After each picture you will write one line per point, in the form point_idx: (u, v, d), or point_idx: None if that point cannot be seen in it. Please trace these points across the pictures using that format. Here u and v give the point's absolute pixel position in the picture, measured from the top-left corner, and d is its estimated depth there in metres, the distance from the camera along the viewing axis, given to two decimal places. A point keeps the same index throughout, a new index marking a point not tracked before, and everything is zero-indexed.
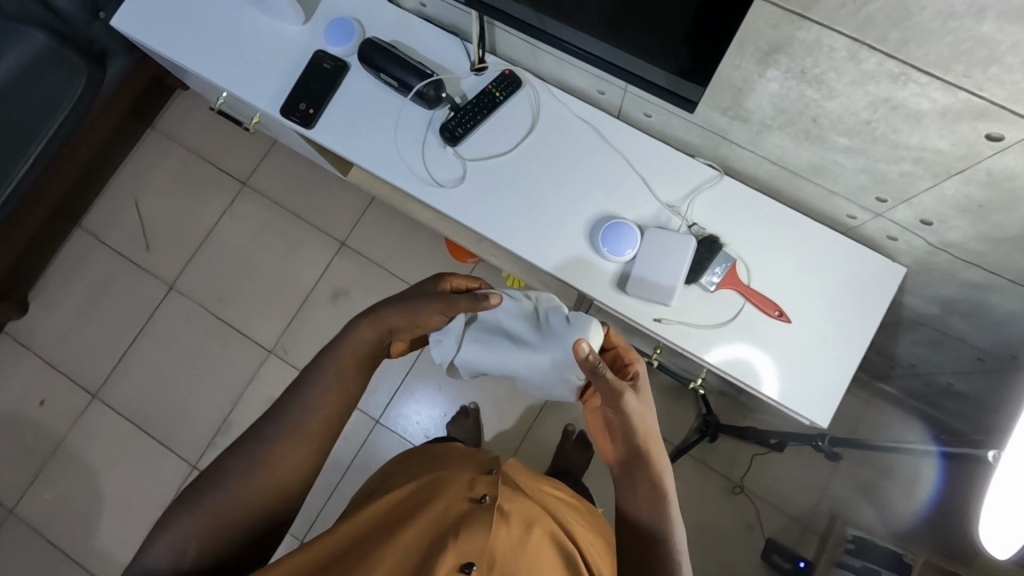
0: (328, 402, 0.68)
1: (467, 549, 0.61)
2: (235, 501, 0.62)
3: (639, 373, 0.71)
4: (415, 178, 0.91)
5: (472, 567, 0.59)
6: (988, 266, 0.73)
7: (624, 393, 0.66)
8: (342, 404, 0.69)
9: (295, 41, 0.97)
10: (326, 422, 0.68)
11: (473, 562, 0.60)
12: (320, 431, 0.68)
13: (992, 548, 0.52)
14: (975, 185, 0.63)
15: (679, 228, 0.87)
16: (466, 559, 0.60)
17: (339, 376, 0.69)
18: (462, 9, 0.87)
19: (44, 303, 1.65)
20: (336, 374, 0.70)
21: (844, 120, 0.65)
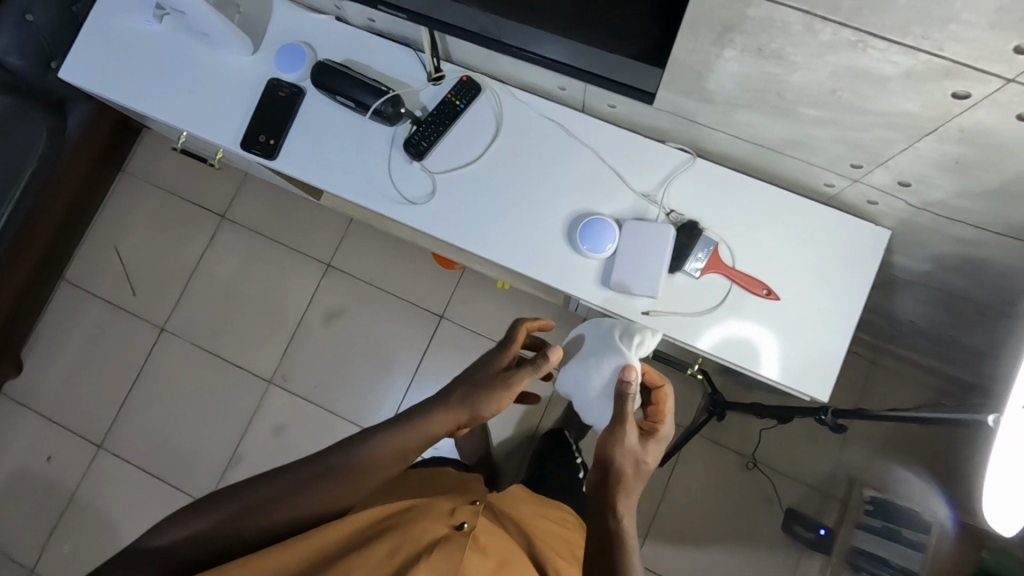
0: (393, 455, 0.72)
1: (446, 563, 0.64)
2: (264, 506, 0.66)
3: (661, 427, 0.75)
4: (384, 198, 0.89)
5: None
6: (975, 222, 0.72)
7: (626, 424, 0.71)
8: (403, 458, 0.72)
9: (248, 73, 0.94)
10: (369, 479, 0.70)
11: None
12: (360, 486, 0.70)
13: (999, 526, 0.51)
14: (950, 143, 0.61)
15: (657, 217, 0.85)
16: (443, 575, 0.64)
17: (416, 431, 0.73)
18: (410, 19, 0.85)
19: (40, 360, 1.64)
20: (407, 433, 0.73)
21: (810, 92, 0.62)
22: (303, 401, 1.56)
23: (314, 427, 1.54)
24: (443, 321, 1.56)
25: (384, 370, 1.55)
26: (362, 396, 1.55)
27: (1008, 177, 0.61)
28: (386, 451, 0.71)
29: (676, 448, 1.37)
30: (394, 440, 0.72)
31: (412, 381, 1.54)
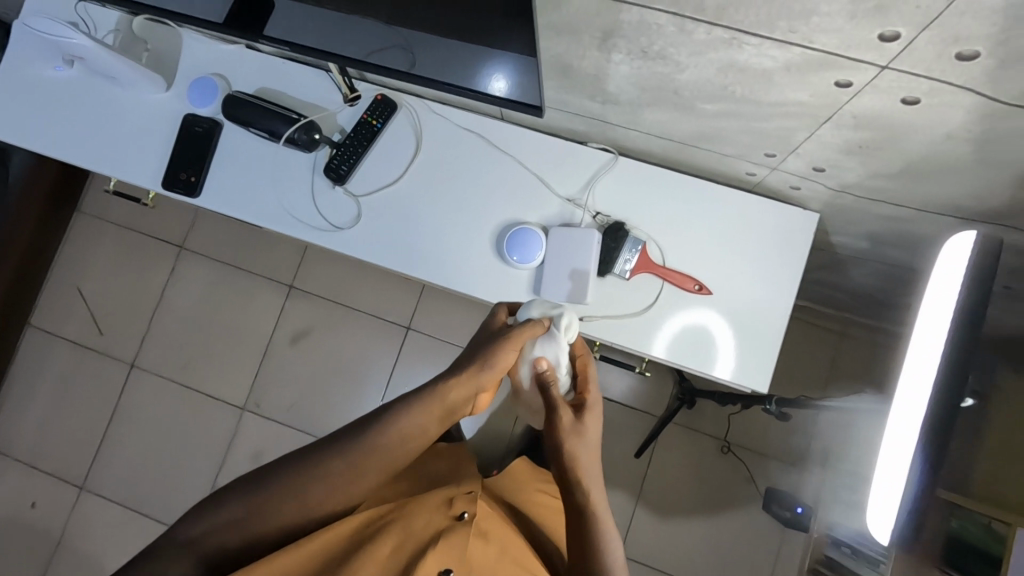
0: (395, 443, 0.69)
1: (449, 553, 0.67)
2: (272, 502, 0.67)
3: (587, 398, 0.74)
4: (310, 226, 0.88)
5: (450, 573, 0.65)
6: (894, 200, 0.70)
7: (556, 411, 0.71)
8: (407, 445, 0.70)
9: (163, 111, 0.93)
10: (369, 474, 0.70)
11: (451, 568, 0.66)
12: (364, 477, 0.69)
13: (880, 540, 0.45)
14: (848, 129, 0.59)
15: (583, 220, 0.84)
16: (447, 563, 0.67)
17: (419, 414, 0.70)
18: None
19: (15, 408, 1.64)
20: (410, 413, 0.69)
21: (703, 89, 0.61)
22: (277, 425, 1.55)
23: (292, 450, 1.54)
24: (409, 332, 1.55)
25: (356, 385, 1.55)
26: (337, 415, 1.54)
27: (911, 157, 0.60)
28: (392, 439, 0.69)
29: (650, 439, 1.37)
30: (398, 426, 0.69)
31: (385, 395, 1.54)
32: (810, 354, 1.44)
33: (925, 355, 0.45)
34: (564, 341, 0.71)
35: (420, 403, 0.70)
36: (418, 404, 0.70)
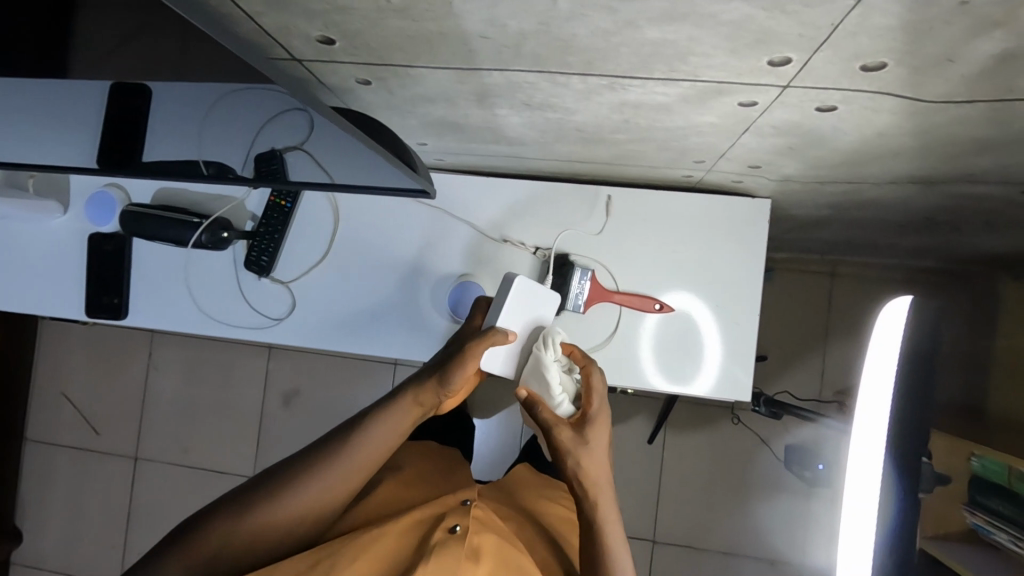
0: (361, 466, 0.69)
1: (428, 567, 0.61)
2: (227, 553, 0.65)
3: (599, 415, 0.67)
4: (247, 325, 0.83)
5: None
6: (844, 180, 0.64)
7: (557, 428, 0.66)
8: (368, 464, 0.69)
9: (67, 236, 0.88)
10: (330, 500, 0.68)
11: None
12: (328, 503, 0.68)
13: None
14: (771, 136, 0.53)
15: (524, 258, 0.79)
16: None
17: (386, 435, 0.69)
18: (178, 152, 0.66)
19: (35, 524, 1.65)
20: (373, 438, 0.68)
21: (604, 124, 0.54)
22: None
23: None
24: (398, 367, 1.51)
25: None
26: None
27: (845, 150, 0.53)
28: (359, 454, 0.68)
29: (659, 425, 1.34)
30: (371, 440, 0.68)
31: None
32: (803, 303, 1.39)
33: (872, 436, 0.36)
34: (552, 360, 0.67)
35: (389, 412, 0.69)
36: (382, 425, 0.69)
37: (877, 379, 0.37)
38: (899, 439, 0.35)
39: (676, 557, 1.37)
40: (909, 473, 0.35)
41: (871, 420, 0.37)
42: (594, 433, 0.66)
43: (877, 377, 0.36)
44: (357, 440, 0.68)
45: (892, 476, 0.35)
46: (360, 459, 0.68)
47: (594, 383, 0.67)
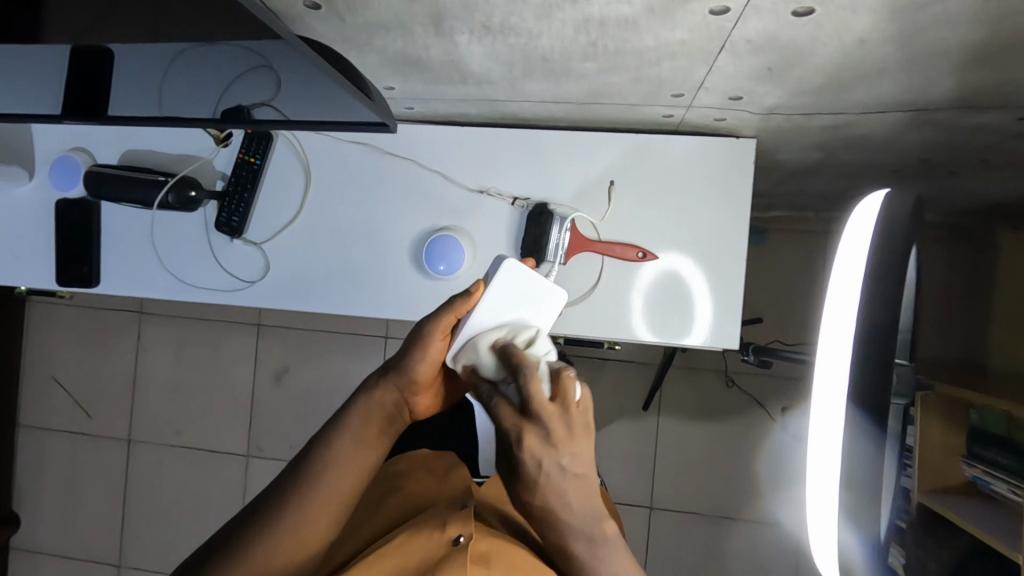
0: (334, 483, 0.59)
1: None
2: None
3: (542, 429, 0.46)
4: (221, 288, 0.81)
5: None
6: (828, 110, 0.61)
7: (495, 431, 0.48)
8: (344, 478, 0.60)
9: (32, 203, 0.85)
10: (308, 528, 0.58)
11: None
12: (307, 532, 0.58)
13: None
14: (747, 55, 0.50)
15: (502, 209, 0.76)
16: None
17: (358, 441, 0.61)
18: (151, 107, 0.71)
19: (32, 508, 1.65)
20: (340, 447, 0.60)
21: (571, 49, 0.52)
22: (282, 463, 1.52)
23: None
24: (388, 341, 1.49)
25: None
26: None
27: (825, 69, 0.50)
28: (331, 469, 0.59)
29: (653, 390, 1.33)
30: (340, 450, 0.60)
31: None
32: (799, 263, 1.36)
33: (834, 361, 0.34)
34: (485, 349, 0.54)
35: (357, 411, 0.62)
36: (351, 428, 0.61)
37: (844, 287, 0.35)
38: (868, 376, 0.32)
39: (672, 521, 1.37)
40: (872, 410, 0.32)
41: (834, 339, 0.34)
42: (529, 433, 0.46)
43: (839, 286, 0.34)
44: (324, 452, 0.60)
45: (856, 418, 0.32)
46: (332, 474, 0.59)
47: (530, 380, 0.46)
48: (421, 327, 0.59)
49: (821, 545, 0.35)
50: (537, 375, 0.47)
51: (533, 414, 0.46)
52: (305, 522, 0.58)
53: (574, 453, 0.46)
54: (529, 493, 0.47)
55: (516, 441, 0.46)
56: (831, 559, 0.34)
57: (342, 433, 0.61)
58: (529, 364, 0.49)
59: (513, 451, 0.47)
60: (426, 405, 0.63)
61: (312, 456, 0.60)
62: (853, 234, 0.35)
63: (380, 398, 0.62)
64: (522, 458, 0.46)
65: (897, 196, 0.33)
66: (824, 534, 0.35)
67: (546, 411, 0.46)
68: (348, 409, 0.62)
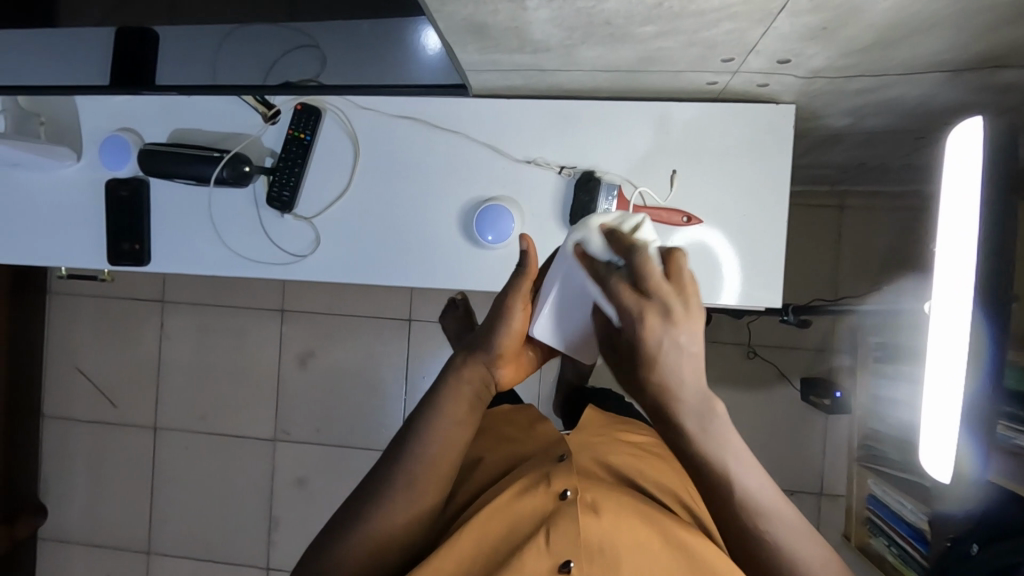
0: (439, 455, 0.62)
1: (560, 547, 0.60)
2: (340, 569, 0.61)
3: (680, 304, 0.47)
4: (275, 263, 0.83)
5: (571, 564, 0.59)
6: (869, 73, 0.64)
7: (642, 311, 0.48)
8: (449, 454, 0.63)
9: (81, 183, 0.86)
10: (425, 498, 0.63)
11: (571, 559, 0.59)
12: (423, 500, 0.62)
13: (942, 460, 0.40)
14: (805, 15, 0.52)
15: (550, 179, 0.79)
16: (561, 557, 0.59)
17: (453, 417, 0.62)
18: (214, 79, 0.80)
19: (59, 499, 1.66)
20: (438, 423, 0.62)
21: (635, 12, 0.54)
22: (311, 446, 1.54)
23: (334, 470, 1.53)
24: (413, 323, 1.51)
25: (375, 388, 1.52)
26: (365, 424, 1.52)
27: (879, 26, 0.53)
28: (430, 445, 0.62)
29: None
30: (436, 426, 0.62)
31: (408, 391, 1.50)
32: (817, 236, 1.39)
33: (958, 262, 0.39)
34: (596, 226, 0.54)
35: (447, 389, 0.62)
36: (444, 405, 0.62)
37: (965, 208, 0.39)
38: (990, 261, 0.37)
39: None
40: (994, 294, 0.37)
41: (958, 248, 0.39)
42: (650, 312, 0.48)
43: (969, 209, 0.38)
44: (424, 430, 0.62)
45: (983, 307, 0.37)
46: (435, 450, 0.62)
47: (650, 258, 0.48)
48: (503, 300, 0.60)
49: (936, 424, 0.40)
50: (671, 253, 0.49)
51: (649, 290, 0.48)
52: (415, 496, 0.62)
53: (692, 329, 0.48)
54: (646, 370, 0.49)
55: (637, 317, 0.48)
56: (947, 434, 0.39)
57: (439, 413, 0.62)
58: (643, 246, 0.50)
59: (634, 327, 0.48)
60: (512, 376, 0.64)
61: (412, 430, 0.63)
62: (971, 167, 0.39)
63: (469, 375, 0.63)
64: (646, 335, 0.48)
65: (988, 124, 0.38)
66: (941, 413, 0.40)
67: (663, 287, 0.47)
68: (438, 386, 0.63)
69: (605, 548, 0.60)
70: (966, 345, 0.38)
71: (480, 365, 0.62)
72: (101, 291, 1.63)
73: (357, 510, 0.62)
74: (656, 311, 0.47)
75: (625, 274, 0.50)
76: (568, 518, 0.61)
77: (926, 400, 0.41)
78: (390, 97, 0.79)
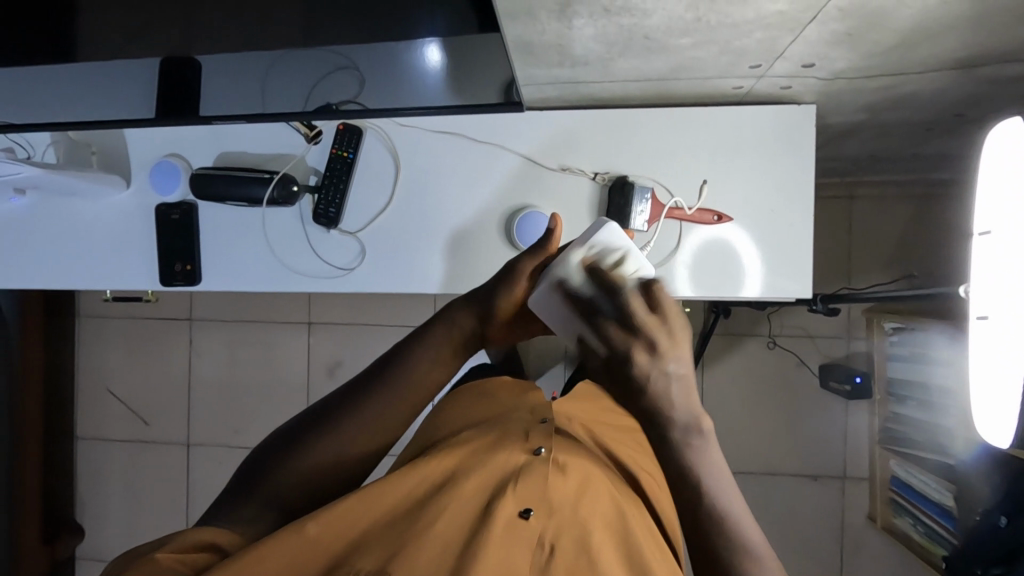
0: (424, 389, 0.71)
1: (526, 494, 0.68)
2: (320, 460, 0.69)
3: (661, 340, 0.56)
4: (321, 277, 0.86)
5: (531, 511, 0.67)
6: (889, 72, 0.68)
7: (631, 350, 0.57)
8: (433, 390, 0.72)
9: (131, 210, 0.90)
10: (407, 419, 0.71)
11: (531, 507, 0.67)
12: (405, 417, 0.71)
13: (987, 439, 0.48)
14: (834, 23, 0.56)
15: (585, 184, 0.83)
16: (523, 505, 0.67)
17: (445, 361, 0.71)
18: (259, 104, 0.83)
19: (95, 518, 1.69)
20: (431, 355, 0.71)
21: (676, 26, 0.58)
22: None
23: None
24: None
25: None
26: None
27: (902, 29, 0.57)
28: (417, 376, 0.71)
29: (699, 356, 1.39)
30: (427, 363, 0.71)
31: None
32: (829, 227, 1.43)
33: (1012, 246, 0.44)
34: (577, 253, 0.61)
35: (439, 334, 0.71)
36: (437, 341, 0.71)
37: None
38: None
39: None
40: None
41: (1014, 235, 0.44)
42: (638, 348, 0.57)
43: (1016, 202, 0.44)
44: (417, 361, 0.71)
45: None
46: (423, 384, 0.71)
47: (634, 297, 0.57)
48: (515, 265, 0.67)
49: (984, 409, 0.48)
50: (660, 288, 0.57)
51: (638, 328, 0.56)
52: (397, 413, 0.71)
53: (679, 358, 0.57)
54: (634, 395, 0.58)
55: (625, 353, 0.57)
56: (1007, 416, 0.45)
57: (427, 350, 0.71)
58: (625, 285, 0.58)
59: (619, 360, 0.58)
60: (499, 337, 0.70)
61: (414, 359, 0.71)
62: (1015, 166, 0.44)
63: (462, 325, 0.70)
64: (635, 371, 0.57)
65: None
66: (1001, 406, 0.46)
67: (649, 322, 0.57)
68: (434, 330, 0.72)
69: (562, 502, 0.69)
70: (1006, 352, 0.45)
71: (473, 311, 0.70)
72: (129, 313, 1.67)
73: (345, 413, 0.70)
74: (644, 350, 0.56)
75: (611, 315, 0.58)
76: (538, 467, 0.70)
77: (977, 388, 0.48)
78: (429, 114, 0.82)
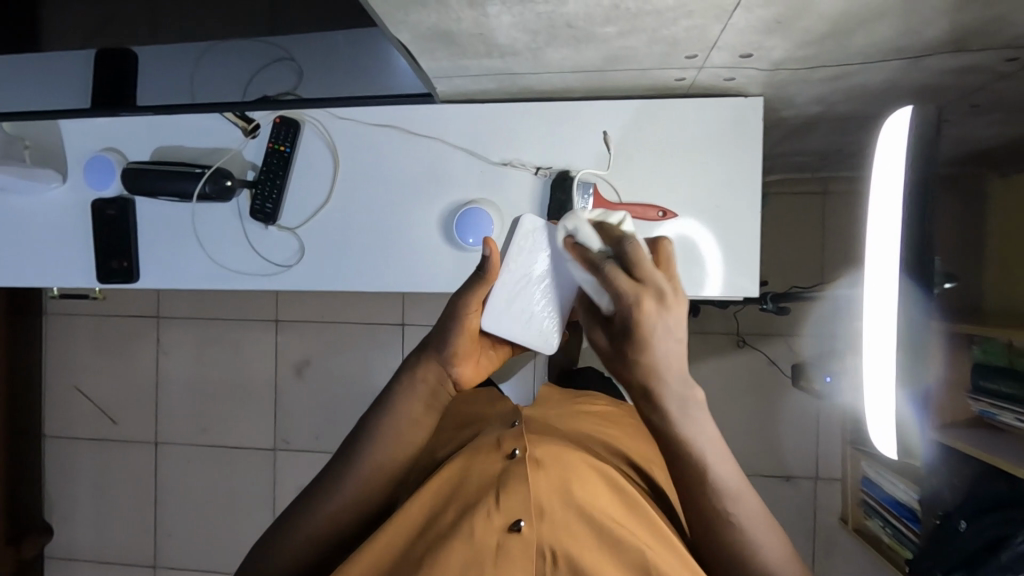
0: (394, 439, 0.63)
1: (511, 505, 0.53)
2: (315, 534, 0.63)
3: (663, 291, 0.51)
4: (260, 273, 0.84)
5: (521, 522, 0.52)
6: (829, 62, 0.65)
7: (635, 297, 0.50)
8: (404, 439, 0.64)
9: (68, 205, 0.88)
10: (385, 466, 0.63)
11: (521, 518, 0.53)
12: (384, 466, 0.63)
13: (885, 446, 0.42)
14: (758, 9, 0.54)
15: (528, 179, 0.80)
16: (512, 517, 0.53)
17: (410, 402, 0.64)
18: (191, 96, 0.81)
19: (64, 516, 1.67)
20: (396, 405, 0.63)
21: (596, 13, 0.55)
22: (312, 453, 1.55)
23: None
24: (406, 328, 1.52)
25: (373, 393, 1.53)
26: None
27: (830, 16, 0.54)
28: (386, 429, 0.63)
29: None
30: (390, 414, 0.63)
31: None
32: (801, 223, 1.40)
33: (883, 240, 0.41)
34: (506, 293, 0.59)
35: (407, 385, 0.64)
36: (403, 392, 0.64)
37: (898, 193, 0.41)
38: (914, 241, 0.39)
39: None
40: (919, 274, 0.39)
41: (884, 230, 0.41)
42: (645, 296, 0.50)
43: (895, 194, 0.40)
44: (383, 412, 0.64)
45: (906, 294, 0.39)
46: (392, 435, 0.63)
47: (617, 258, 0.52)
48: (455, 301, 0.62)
49: (877, 419, 0.41)
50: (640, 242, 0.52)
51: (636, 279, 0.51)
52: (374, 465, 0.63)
53: (679, 315, 0.51)
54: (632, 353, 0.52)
55: (631, 301, 0.50)
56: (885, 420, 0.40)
57: (391, 407, 0.64)
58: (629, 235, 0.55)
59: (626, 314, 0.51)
60: (470, 375, 0.65)
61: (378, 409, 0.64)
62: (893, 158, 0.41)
63: (425, 375, 0.64)
64: (637, 318, 0.50)
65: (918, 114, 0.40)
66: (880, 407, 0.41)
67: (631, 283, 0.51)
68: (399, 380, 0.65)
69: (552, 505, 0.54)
70: (894, 351, 0.39)
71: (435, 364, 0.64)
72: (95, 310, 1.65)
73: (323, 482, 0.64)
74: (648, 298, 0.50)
75: (614, 262, 0.53)
76: (517, 475, 0.55)
77: (865, 399, 0.41)
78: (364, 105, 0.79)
